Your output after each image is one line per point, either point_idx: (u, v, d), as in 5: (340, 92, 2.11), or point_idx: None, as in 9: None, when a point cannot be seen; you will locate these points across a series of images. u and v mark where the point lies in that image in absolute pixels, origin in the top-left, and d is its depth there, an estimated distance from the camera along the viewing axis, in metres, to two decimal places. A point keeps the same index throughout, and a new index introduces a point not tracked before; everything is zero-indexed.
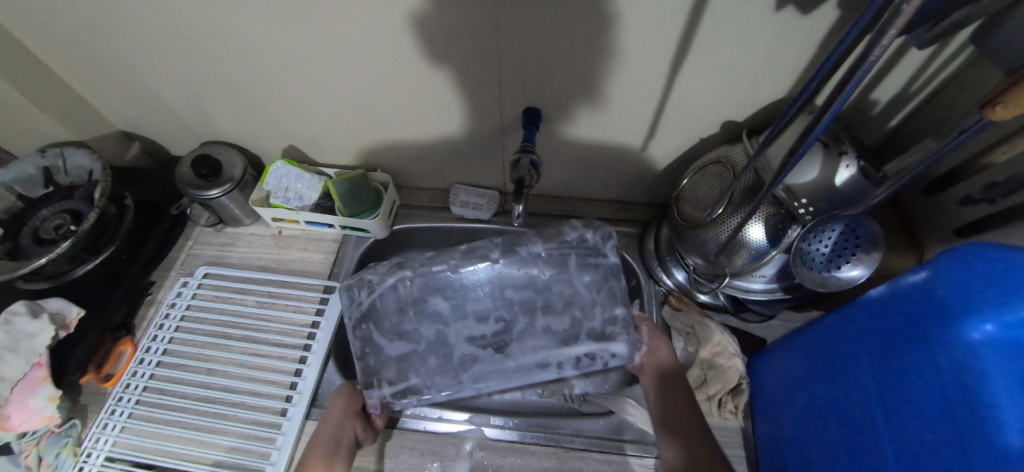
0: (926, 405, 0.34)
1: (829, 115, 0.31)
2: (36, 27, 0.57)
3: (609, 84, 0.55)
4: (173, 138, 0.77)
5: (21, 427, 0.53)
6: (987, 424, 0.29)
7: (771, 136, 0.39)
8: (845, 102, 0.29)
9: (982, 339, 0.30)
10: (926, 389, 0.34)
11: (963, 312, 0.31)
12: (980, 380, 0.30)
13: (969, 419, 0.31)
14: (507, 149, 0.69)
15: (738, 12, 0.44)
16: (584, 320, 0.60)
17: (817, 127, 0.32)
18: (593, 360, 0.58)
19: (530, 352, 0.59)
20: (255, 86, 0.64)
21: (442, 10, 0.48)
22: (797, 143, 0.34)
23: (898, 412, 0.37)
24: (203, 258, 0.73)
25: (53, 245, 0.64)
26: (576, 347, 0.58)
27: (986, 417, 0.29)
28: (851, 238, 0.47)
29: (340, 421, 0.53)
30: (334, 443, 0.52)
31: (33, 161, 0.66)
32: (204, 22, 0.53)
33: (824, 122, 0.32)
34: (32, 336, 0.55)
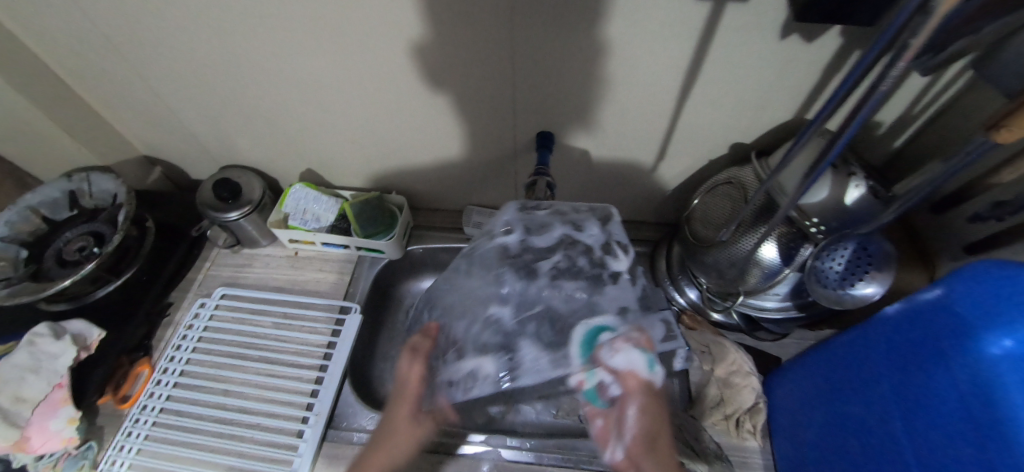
0: (949, 421, 0.34)
1: (843, 139, 0.32)
2: (73, 58, 0.60)
3: (621, 107, 0.57)
4: (193, 162, 0.79)
5: (41, 448, 0.53)
6: (1009, 439, 0.29)
7: (791, 152, 0.39)
8: (855, 133, 0.31)
9: (1002, 354, 0.31)
10: (947, 405, 0.34)
11: (984, 328, 0.32)
12: (1000, 395, 0.30)
13: (991, 434, 0.31)
14: (520, 170, 0.71)
15: (743, 41, 0.46)
16: (475, 324, 0.47)
17: (832, 152, 0.33)
18: (478, 380, 0.43)
19: (443, 371, 0.46)
20: (276, 111, 0.66)
21: (462, 39, 0.50)
22: (818, 158, 0.35)
23: (919, 428, 0.36)
24: (220, 279, 0.74)
25: (76, 267, 0.65)
26: (465, 361, 0.45)
27: (1007, 433, 0.29)
28: (863, 256, 0.48)
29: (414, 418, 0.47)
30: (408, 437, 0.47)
31: (59, 185, 0.69)
32: (233, 53, 0.56)
33: (840, 144, 0.33)
34: (55, 357, 0.56)
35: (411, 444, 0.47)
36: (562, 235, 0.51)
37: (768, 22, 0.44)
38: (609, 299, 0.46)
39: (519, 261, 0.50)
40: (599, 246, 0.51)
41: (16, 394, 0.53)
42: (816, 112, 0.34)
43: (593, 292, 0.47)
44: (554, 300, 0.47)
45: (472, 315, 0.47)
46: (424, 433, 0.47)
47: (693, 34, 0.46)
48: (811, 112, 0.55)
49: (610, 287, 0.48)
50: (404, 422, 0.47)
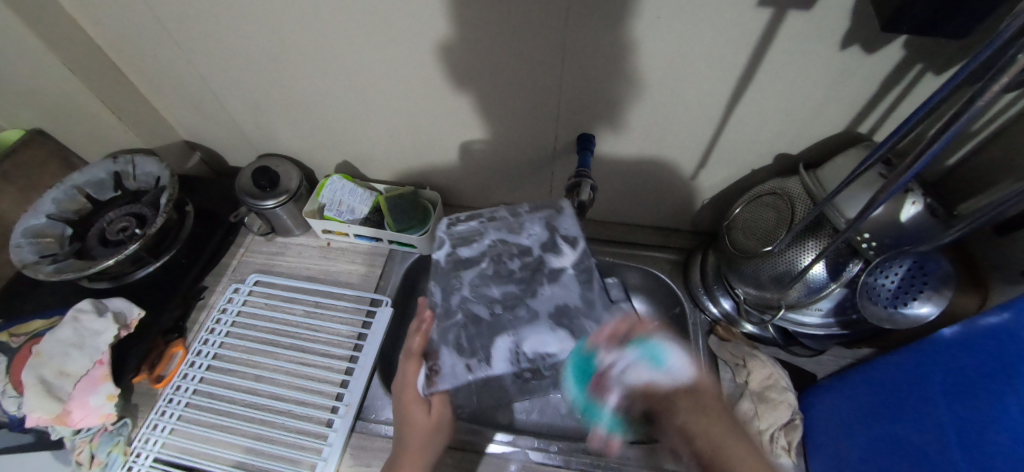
0: (1014, 443, 0.33)
1: (933, 148, 0.31)
2: (128, 42, 0.61)
3: (667, 114, 0.56)
4: (232, 149, 0.81)
5: (81, 422, 0.55)
6: None
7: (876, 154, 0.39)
8: (933, 156, 0.32)
9: None
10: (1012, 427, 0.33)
11: None
12: None
13: None
14: (556, 172, 0.71)
15: (802, 50, 0.46)
16: (466, 323, 0.52)
17: (921, 160, 0.33)
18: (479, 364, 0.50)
19: (444, 361, 0.49)
20: (318, 103, 0.67)
21: (514, 38, 0.50)
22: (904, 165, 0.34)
23: (980, 451, 0.35)
24: (254, 265, 0.75)
25: (119, 246, 0.67)
26: (467, 355, 0.50)
27: None
28: (919, 276, 0.46)
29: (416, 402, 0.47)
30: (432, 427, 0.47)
31: (105, 166, 0.70)
32: (283, 43, 0.57)
33: (931, 154, 0.32)
34: (97, 334, 0.57)
35: (441, 437, 0.48)
36: (503, 240, 0.57)
37: (830, 32, 0.43)
38: (548, 299, 0.53)
39: (473, 266, 0.56)
40: (540, 247, 0.57)
41: (60, 369, 0.55)
42: (890, 134, 0.37)
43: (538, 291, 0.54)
44: (499, 303, 0.53)
45: (443, 314, 0.52)
46: (446, 420, 0.48)
47: (750, 41, 0.46)
48: (864, 125, 0.54)
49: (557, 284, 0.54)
50: (427, 422, 0.47)
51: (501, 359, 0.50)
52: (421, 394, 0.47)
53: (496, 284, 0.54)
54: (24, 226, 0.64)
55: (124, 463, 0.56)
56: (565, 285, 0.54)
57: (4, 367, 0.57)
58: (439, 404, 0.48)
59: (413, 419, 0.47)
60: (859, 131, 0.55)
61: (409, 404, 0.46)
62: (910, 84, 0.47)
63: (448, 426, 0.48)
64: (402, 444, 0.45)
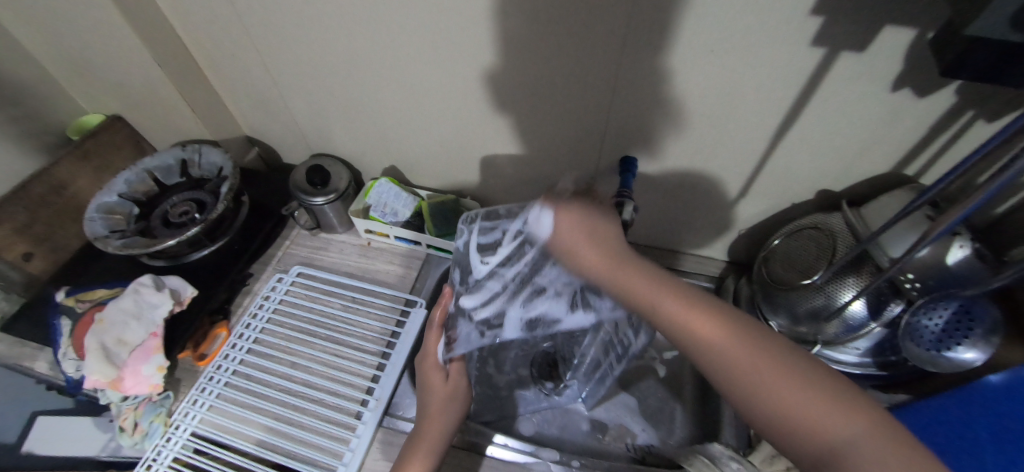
0: None
1: (988, 191, 0.32)
2: (212, 44, 0.67)
3: (707, 143, 0.58)
4: (288, 147, 0.86)
5: (132, 390, 0.58)
6: None
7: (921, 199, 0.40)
8: (986, 201, 0.33)
9: None
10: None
11: None
12: None
13: None
14: (595, 192, 0.73)
15: (851, 90, 0.47)
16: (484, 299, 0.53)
17: (976, 202, 0.33)
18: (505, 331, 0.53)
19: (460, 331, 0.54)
20: (375, 111, 0.71)
21: (569, 62, 0.53)
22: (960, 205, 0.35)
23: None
24: (298, 257, 0.79)
25: (179, 228, 0.71)
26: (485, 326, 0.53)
27: None
28: (965, 319, 0.45)
29: (429, 369, 0.53)
30: (449, 394, 0.52)
31: (174, 153, 0.76)
32: (353, 54, 0.61)
33: (984, 196, 0.33)
34: (155, 307, 0.61)
35: (459, 403, 0.52)
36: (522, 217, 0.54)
37: (883, 74, 0.45)
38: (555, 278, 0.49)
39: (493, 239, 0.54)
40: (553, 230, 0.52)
41: (118, 337, 0.59)
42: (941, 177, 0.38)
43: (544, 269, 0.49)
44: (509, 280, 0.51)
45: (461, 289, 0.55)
46: (461, 391, 0.53)
47: (801, 79, 0.47)
48: (911, 166, 0.54)
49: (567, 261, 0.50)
50: (443, 388, 0.53)
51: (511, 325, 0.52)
52: (439, 361, 0.54)
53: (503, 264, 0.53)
54: (98, 202, 0.70)
55: (163, 434, 0.59)
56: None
57: (67, 331, 0.61)
58: (455, 373, 0.54)
59: (431, 385, 0.53)
60: (906, 173, 0.55)
61: (428, 370, 0.53)
62: (961, 129, 0.48)
63: (463, 394, 0.53)
64: (425, 408, 0.52)
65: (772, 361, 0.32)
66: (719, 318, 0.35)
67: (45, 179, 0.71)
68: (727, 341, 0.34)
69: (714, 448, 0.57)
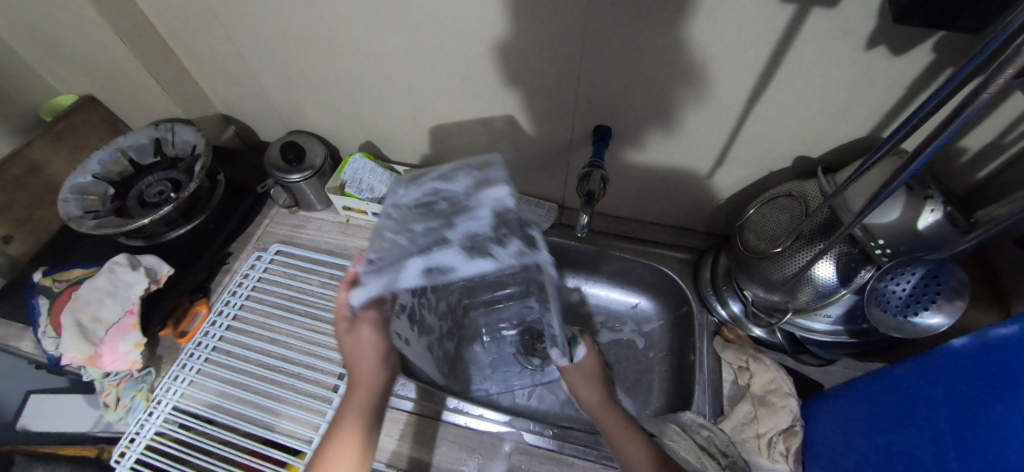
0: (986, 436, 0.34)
1: (931, 149, 0.31)
2: (174, 18, 0.65)
3: (684, 110, 0.57)
4: (265, 124, 0.85)
5: (111, 365, 0.59)
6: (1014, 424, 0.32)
7: (860, 170, 0.40)
8: (930, 161, 0.32)
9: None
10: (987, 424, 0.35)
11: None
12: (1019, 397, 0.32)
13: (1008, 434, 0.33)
14: (572, 164, 0.71)
15: (824, 50, 0.45)
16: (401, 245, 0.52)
17: (918, 161, 0.32)
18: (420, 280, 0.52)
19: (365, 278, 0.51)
20: (346, 84, 0.69)
21: (533, 29, 0.51)
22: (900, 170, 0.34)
23: (972, 454, 0.35)
24: (277, 236, 0.79)
25: (154, 208, 0.71)
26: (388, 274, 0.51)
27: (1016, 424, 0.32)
28: (932, 284, 0.44)
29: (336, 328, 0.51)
30: (359, 345, 0.50)
31: (147, 132, 0.75)
32: (314, 24, 0.59)
33: (927, 154, 0.32)
34: (130, 285, 0.62)
35: (377, 346, 0.50)
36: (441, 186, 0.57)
37: (856, 31, 0.42)
38: (462, 230, 0.54)
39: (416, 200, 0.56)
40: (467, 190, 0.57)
41: (94, 315, 0.60)
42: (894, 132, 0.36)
43: (452, 223, 0.54)
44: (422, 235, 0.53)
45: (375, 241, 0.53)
46: (377, 340, 0.50)
47: (772, 38, 0.45)
48: (890, 130, 0.52)
49: (472, 216, 0.55)
50: (350, 340, 0.50)
51: (409, 274, 0.51)
52: (348, 313, 0.51)
53: (418, 220, 0.55)
54: (71, 183, 0.69)
55: (146, 409, 0.60)
56: (479, 219, 0.54)
57: (45, 309, 0.62)
58: (365, 322, 0.50)
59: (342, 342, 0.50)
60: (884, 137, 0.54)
61: (337, 323, 0.51)
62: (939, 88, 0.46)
63: (378, 339, 0.50)
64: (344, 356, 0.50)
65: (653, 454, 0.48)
66: (633, 431, 0.51)
67: (19, 161, 0.71)
68: (632, 435, 0.50)
69: (687, 416, 0.59)
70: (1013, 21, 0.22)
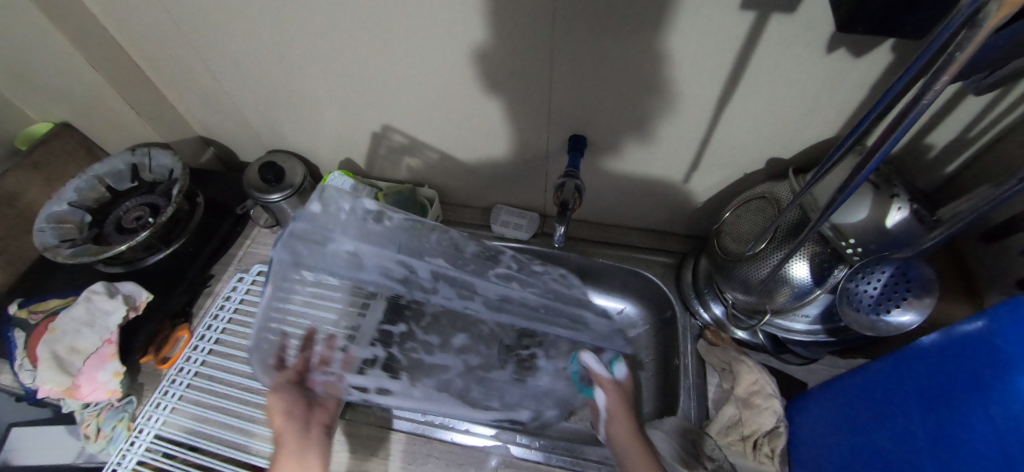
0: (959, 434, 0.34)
1: (876, 159, 0.30)
2: (146, 44, 0.65)
3: (655, 117, 0.57)
4: (244, 145, 0.85)
5: (88, 396, 0.59)
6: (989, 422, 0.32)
7: (817, 175, 0.39)
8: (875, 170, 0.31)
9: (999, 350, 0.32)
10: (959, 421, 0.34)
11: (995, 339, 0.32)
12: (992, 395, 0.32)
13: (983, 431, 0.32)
14: (551, 173, 0.72)
15: (786, 55, 0.46)
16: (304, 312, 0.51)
17: (865, 170, 0.31)
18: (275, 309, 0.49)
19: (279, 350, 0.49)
20: (322, 103, 0.69)
21: (501, 44, 0.52)
22: (846, 181, 0.34)
23: (942, 451, 0.35)
24: (259, 256, 0.78)
25: (132, 234, 0.71)
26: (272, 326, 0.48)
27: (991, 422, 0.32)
28: (902, 281, 0.45)
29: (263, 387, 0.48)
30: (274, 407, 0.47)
31: (124, 158, 0.74)
32: (285, 45, 0.59)
33: (873, 164, 0.31)
34: (108, 313, 0.61)
35: (284, 405, 0.47)
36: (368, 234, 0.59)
37: (814, 35, 0.43)
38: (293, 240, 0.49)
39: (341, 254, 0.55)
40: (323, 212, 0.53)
41: (71, 345, 0.59)
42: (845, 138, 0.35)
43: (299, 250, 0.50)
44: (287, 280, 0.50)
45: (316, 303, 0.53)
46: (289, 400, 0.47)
47: (734, 45, 0.46)
48: None
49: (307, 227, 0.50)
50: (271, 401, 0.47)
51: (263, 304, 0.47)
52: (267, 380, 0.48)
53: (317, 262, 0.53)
54: (46, 212, 0.68)
55: (127, 439, 0.59)
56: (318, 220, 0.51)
57: (22, 343, 0.61)
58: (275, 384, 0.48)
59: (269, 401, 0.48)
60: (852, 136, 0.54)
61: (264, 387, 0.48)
62: None
63: (289, 395, 0.47)
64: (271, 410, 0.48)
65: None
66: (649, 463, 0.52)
67: None
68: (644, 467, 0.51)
69: (669, 421, 0.59)
70: (943, 33, 0.23)
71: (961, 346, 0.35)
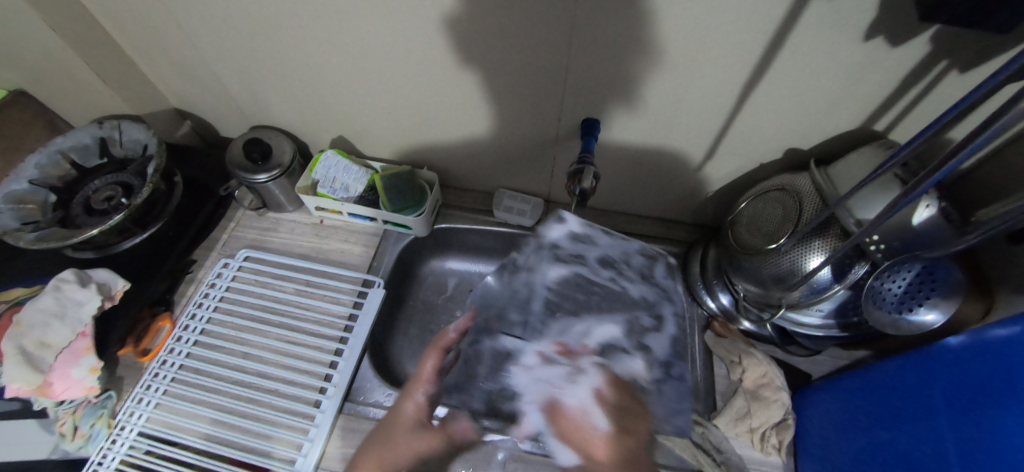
0: (984, 435, 0.34)
1: (957, 158, 0.29)
2: (112, 4, 0.58)
3: (676, 101, 0.54)
4: (225, 118, 0.78)
5: (63, 394, 0.54)
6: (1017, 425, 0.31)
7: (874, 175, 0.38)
8: (961, 164, 0.29)
9: None
10: (987, 425, 0.34)
11: None
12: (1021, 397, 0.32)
13: (1012, 433, 0.32)
14: (559, 157, 0.68)
15: (822, 40, 0.43)
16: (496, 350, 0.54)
17: (941, 170, 0.30)
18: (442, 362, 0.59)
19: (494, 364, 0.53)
20: (312, 76, 0.63)
21: (517, 16, 0.47)
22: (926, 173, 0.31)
23: (969, 452, 0.35)
24: (245, 240, 0.74)
25: (103, 216, 0.64)
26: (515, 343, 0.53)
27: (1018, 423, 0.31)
28: (927, 281, 0.44)
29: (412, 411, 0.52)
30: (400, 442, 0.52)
31: (90, 131, 0.67)
32: (272, 11, 0.53)
33: (953, 165, 0.30)
34: (81, 304, 0.56)
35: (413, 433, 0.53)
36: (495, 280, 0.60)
37: (854, 22, 0.40)
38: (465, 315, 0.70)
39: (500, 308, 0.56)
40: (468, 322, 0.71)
41: (40, 339, 0.55)
42: (918, 133, 0.33)
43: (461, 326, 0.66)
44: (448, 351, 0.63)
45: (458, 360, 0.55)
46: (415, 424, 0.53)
47: (770, 27, 0.43)
48: (881, 121, 0.52)
49: None
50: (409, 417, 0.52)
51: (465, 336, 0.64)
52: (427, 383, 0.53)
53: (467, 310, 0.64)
54: (5, 191, 0.62)
55: (108, 436, 0.55)
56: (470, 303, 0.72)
57: None
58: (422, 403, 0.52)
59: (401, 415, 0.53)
60: (875, 128, 0.53)
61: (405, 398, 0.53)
62: (933, 80, 0.45)
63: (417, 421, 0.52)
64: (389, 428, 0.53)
65: None
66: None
67: None
68: None
69: None
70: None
71: (997, 350, 0.34)
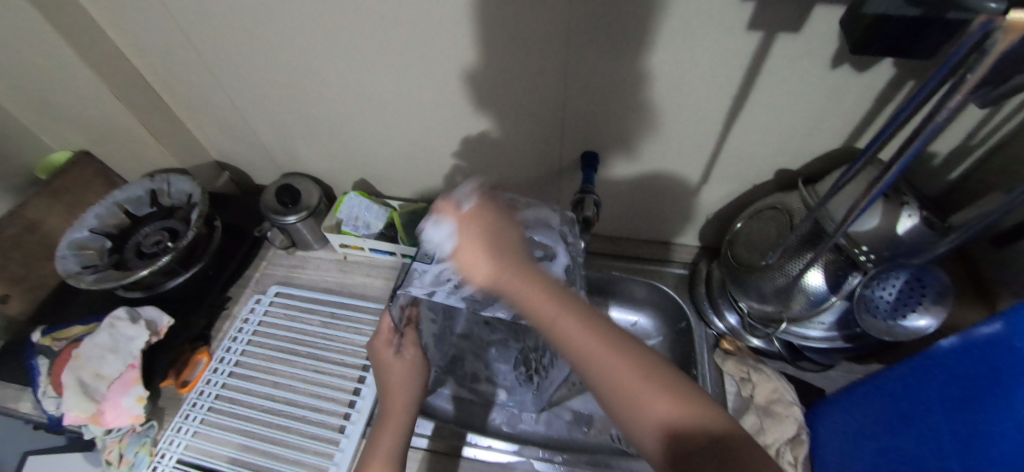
0: (980, 430, 0.35)
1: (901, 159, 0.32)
2: (169, 74, 0.67)
3: (666, 132, 0.59)
4: (258, 168, 0.86)
5: (113, 423, 0.59)
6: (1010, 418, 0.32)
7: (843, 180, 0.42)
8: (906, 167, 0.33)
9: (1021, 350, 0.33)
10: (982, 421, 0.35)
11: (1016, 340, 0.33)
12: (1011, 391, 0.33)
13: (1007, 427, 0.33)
14: (564, 188, 0.73)
15: (793, 70, 0.48)
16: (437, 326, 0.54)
17: (890, 172, 0.33)
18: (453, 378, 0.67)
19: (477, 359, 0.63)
20: (337, 126, 0.71)
21: (517, 66, 0.54)
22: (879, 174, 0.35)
23: (966, 448, 0.36)
24: (275, 277, 0.79)
25: (152, 258, 0.72)
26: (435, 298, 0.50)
27: (1011, 417, 0.32)
28: (916, 287, 0.48)
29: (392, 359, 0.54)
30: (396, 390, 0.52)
31: (143, 184, 0.76)
32: (304, 72, 0.61)
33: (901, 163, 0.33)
34: (132, 339, 0.62)
35: (417, 376, 0.53)
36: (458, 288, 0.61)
37: (819, 53, 0.45)
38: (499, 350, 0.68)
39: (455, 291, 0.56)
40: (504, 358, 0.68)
41: (95, 371, 0.60)
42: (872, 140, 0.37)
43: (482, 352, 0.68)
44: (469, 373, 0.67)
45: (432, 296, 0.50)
46: (419, 361, 0.55)
47: (744, 62, 0.48)
48: (862, 140, 0.55)
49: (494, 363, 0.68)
50: (394, 360, 0.54)
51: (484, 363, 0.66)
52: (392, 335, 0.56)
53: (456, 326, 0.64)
54: (68, 239, 0.70)
55: (150, 463, 0.60)
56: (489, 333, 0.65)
57: (46, 369, 0.62)
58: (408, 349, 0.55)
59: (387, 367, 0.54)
60: (858, 147, 0.56)
61: (381, 348, 0.55)
62: (903, 100, 0.49)
63: (416, 366, 0.54)
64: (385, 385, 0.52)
65: (643, 371, 0.32)
66: (607, 337, 0.34)
67: (14, 221, 0.71)
68: (607, 360, 0.33)
69: None
70: (959, 48, 0.25)
71: (986, 350, 0.36)
